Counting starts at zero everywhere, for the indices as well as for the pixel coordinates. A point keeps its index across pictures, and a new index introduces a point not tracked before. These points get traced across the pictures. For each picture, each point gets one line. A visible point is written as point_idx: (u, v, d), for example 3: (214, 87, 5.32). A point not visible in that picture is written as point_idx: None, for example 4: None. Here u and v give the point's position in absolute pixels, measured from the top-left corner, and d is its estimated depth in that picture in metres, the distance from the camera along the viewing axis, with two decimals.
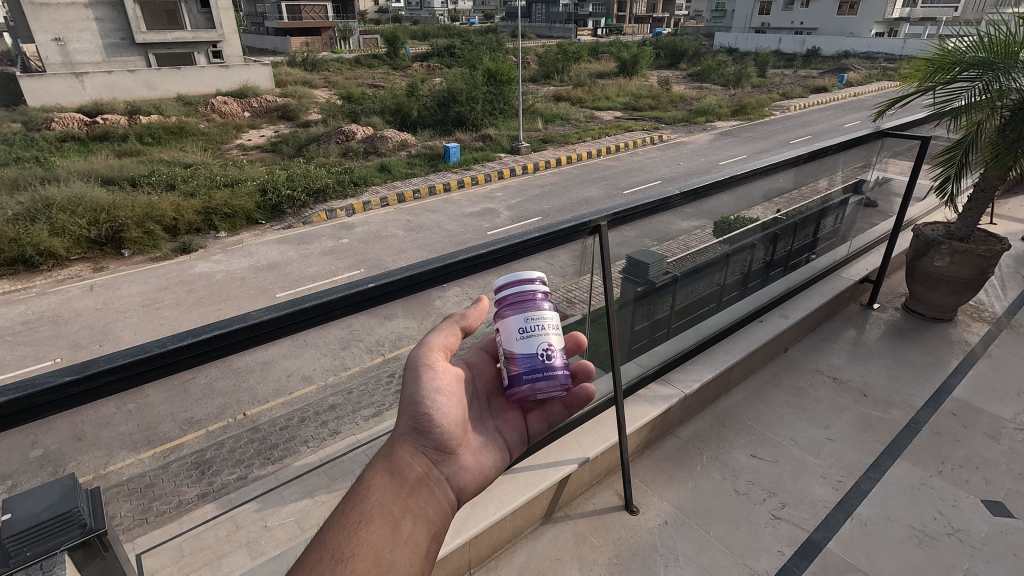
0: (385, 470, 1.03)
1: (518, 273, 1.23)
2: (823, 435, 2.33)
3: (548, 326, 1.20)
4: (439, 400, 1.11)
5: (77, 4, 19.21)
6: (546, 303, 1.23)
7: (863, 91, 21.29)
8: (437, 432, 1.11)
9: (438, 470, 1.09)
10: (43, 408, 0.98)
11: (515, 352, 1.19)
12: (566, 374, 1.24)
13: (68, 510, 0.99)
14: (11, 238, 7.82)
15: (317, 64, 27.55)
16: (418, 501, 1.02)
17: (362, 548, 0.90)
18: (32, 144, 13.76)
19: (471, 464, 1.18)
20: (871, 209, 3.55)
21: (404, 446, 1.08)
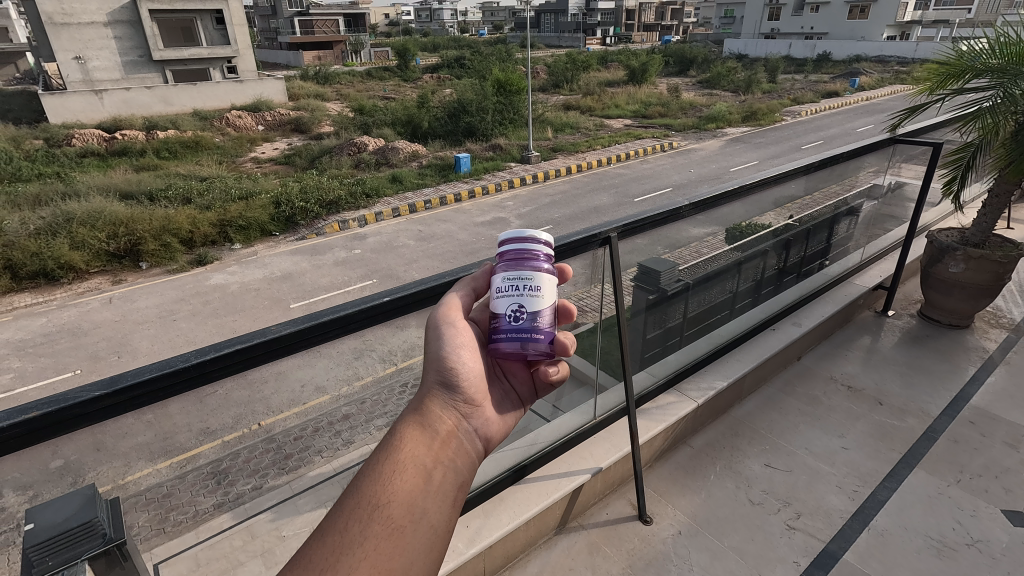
0: (415, 425, 0.99)
1: (521, 233, 1.19)
2: (838, 443, 2.31)
3: (526, 290, 1.13)
4: (462, 354, 1.11)
5: (97, 24, 19.71)
6: (543, 267, 1.16)
7: (876, 95, 21.14)
8: (463, 386, 1.08)
9: (467, 423, 1.05)
10: (77, 419, 1.01)
11: (497, 309, 1.14)
12: (539, 339, 1.14)
13: (89, 520, 1.01)
14: (33, 252, 8.01)
15: (329, 78, 28.00)
16: (449, 450, 0.98)
17: (394, 495, 0.87)
18: (54, 160, 14.11)
19: (497, 418, 1.12)
20: (885, 215, 3.52)
21: (432, 400, 1.04)
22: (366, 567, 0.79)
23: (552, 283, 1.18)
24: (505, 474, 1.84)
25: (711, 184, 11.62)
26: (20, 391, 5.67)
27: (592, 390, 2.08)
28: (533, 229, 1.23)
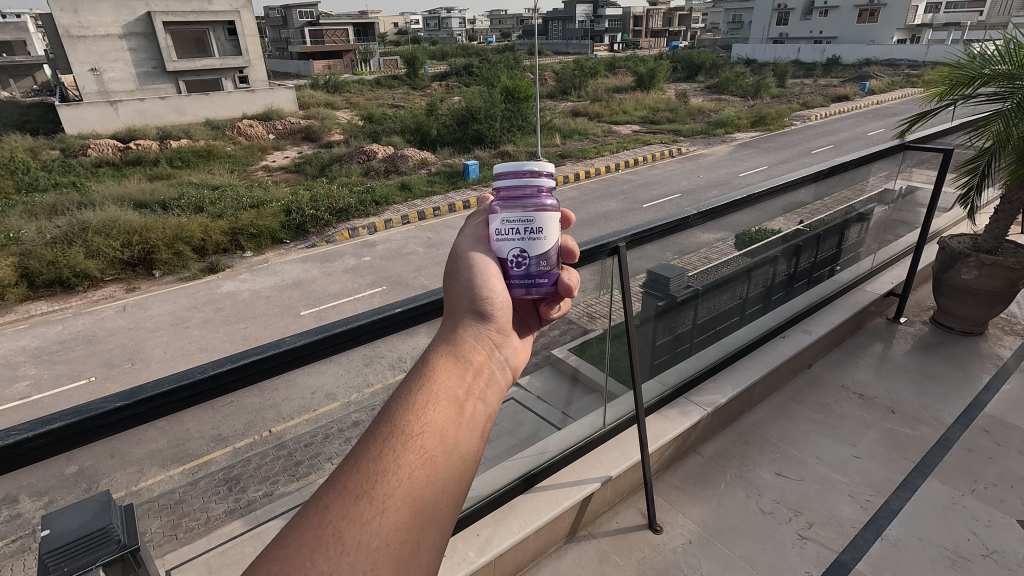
0: (448, 353, 0.97)
1: (520, 170, 1.17)
2: (850, 452, 2.29)
3: (526, 234, 1.13)
4: (494, 284, 1.10)
5: (112, 36, 20.07)
6: (537, 207, 1.15)
7: (886, 99, 21.01)
8: (494, 318, 1.07)
9: (498, 353, 1.05)
10: (100, 430, 1.04)
11: (500, 255, 1.15)
12: (543, 282, 1.16)
13: (104, 527, 1.04)
14: (50, 261, 8.15)
15: (339, 86, 28.31)
16: (480, 380, 0.97)
17: (430, 423, 0.84)
18: (70, 169, 14.36)
19: (522, 350, 1.12)
20: (897, 221, 3.49)
21: (464, 329, 1.03)
22: (403, 494, 0.76)
23: (552, 222, 1.16)
24: (515, 482, 1.85)
25: (721, 189, 11.57)
26: (37, 398, 5.76)
27: (602, 399, 2.09)
28: (533, 163, 1.20)
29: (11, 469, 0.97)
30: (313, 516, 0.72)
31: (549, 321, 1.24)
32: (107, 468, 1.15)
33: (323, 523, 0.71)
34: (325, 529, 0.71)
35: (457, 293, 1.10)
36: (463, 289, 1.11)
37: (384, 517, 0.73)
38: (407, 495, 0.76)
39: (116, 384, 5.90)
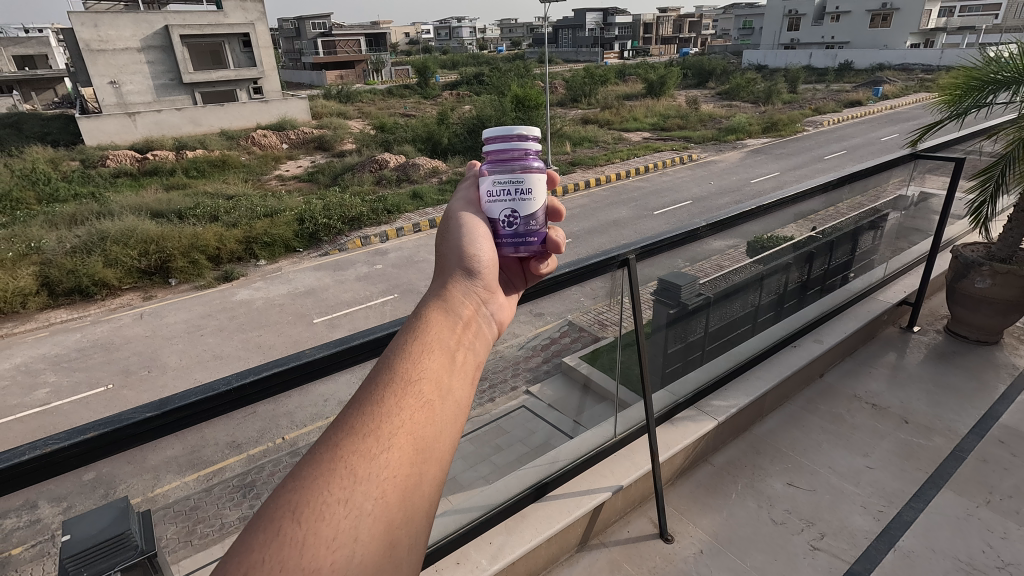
0: (439, 307, 1.01)
1: (511, 132, 1.27)
2: (862, 462, 2.28)
3: (516, 194, 1.22)
4: (479, 243, 1.15)
5: (131, 49, 20.47)
6: (522, 168, 1.25)
7: (900, 104, 20.85)
8: (482, 275, 1.12)
9: (485, 308, 1.09)
10: (128, 439, 1.08)
11: (491, 216, 1.24)
12: (534, 240, 1.26)
13: (124, 531, 1.08)
14: (69, 270, 8.31)
15: (351, 96, 28.67)
16: (470, 332, 1.01)
17: (426, 372, 0.88)
18: (89, 180, 14.64)
19: (508, 306, 1.17)
20: (910, 228, 3.47)
21: (452, 284, 1.07)
22: (406, 431, 0.79)
23: (540, 181, 1.27)
24: (526, 491, 1.87)
25: (732, 196, 11.52)
26: (57, 405, 5.88)
27: (614, 407, 2.10)
28: (519, 127, 1.29)
29: (41, 478, 1.01)
30: (322, 456, 0.75)
31: (537, 277, 1.33)
32: (127, 476, 1.18)
33: (333, 460, 0.74)
34: (335, 466, 0.74)
35: (445, 253, 1.15)
36: (451, 247, 1.16)
37: (389, 452, 0.76)
38: (410, 433, 0.79)
39: (133, 391, 5.99)
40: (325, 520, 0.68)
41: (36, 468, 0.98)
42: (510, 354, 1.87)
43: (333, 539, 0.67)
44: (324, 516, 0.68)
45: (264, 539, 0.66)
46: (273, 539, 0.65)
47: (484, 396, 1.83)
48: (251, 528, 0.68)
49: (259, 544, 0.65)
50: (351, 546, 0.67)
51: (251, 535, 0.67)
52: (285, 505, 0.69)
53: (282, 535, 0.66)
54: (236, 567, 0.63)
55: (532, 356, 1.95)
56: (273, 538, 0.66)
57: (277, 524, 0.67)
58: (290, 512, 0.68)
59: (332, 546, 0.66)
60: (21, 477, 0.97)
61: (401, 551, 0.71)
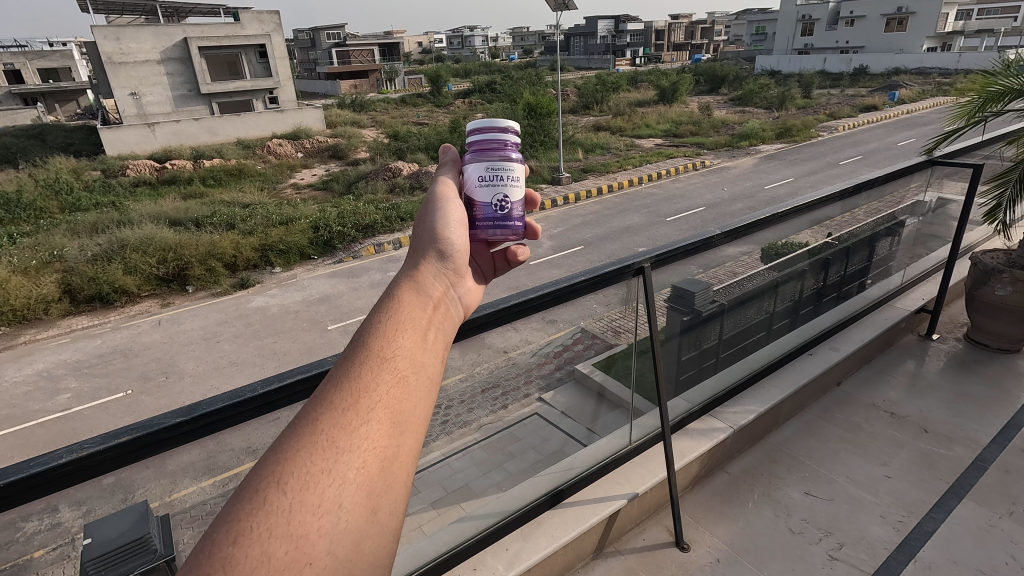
0: (410, 287, 1.05)
1: (494, 125, 1.38)
2: (881, 472, 2.26)
3: (509, 179, 1.36)
4: (453, 228, 1.20)
5: (151, 61, 20.91)
6: (512, 156, 1.38)
7: (916, 108, 20.62)
8: (452, 258, 1.17)
9: (453, 291, 1.14)
10: (159, 444, 1.11)
11: (478, 199, 1.34)
12: (520, 224, 1.38)
13: (143, 537, 1.12)
14: (91, 277, 8.47)
15: (365, 105, 29.04)
16: (440, 313, 1.06)
17: (399, 350, 0.91)
18: (110, 189, 14.95)
19: (475, 290, 1.23)
20: (928, 234, 3.43)
21: (422, 267, 1.12)
22: (385, 405, 0.83)
23: (523, 171, 1.41)
24: (542, 497, 1.88)
25: (747, 202, 11.45)
26: (77, 410, 5.98)
27: (629, 416, 2.11)
28: (500, 121, 1.43)
29: (76, 481, 1.04)
30: (305, 428, 0.77)
31: (511, 264, 1.39)
32: (147, 482, 1.20)
33: (315, 432, 0.77)
34: (317, 438, 0.76)
35: (417, 236, 1.20)
36: (423, 232, 1.21)
37: (370, 424, 0.79)
38: (388, 408, 0.83)
39: (151, 397, 6.08)
40: (312, 489, 0.71)
41: (70, 472, 1.01)
42: (523, 361, 1.88)
43: (319, 506, 0.70)
44: (311, 484, 0.71)
45: (249, 509, 0.68)
46: (259, 508, 0.68)
47: (496, 404, 1.86)
48: (236, 498, 0.70)
49: (246, 513, 0.68)
50: (336, 511, 0.70)
51: (237, 504, 0.69)
52: (272, 475, 0.72)
53: (267, 503, 0.69)
54: (223, 533, 0.66)
55: (545, 363, 1.96)
56: (258, 507, 0.68)
57: (263, 493, 0.69)
58: (276, 481, 0.71)
59: (320, 511, 0.69)
60: (58, 480, 1.01)
61: (382, 516, 0.74)
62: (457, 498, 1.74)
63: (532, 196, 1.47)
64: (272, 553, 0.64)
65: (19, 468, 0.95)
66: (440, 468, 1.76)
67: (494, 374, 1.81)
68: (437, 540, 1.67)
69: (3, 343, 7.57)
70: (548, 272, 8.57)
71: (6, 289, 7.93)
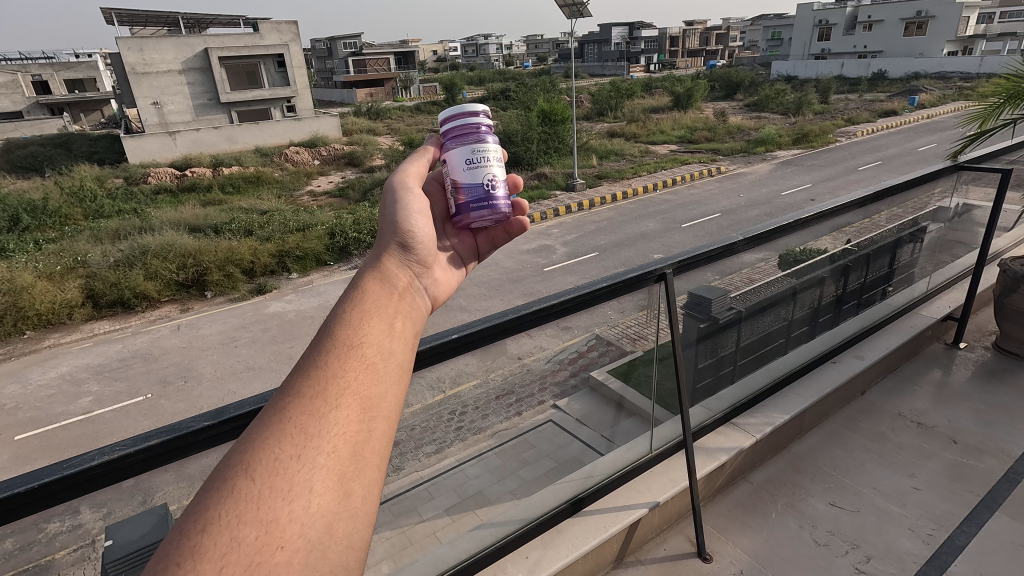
0: (375, 278, 1.07)
1: (465, 111, 1.42)
2: (909, 483, 2.20)
3: (490, 159, 1.40)
4: (415, 218, 1.21)
5: (173, 71, 21.35)
6: (489, 137, 1.42)
7: (937, 112, 20.33)
8: (416, 249, 1.19)
9: (418, 282, 1.16)
10: (192, 446, 1.12)
11: (464, 183, 1.38)
12: (506, 205, 1.43)
13: (158, 540, 1.26)
14: (113, 283, 8.63)
15: (380, 113, 29.38)
16: (406, 301, 1.07)
17: (366, 338, 0.92)
18: (132, 197, 15.23)
19: (445, 281, 1.25)
20: (952, 241, 3.37)
21: (384, 260, 1.14)
22: (354, 392, 0.83)
23: (498, 151, 1.45)
24: (562, 505, 1.87)
25: (763, 209, 11.35)
26: (99, 413, 6.08)
27: (649, 425, 2.08)
28: (469, 106, 1.47)
29: (110, 482, 1.05)
30: (271, 417, 0.78)
31: (501, 245, 1.47)
32: (166, 484, 1.20)
33: (283, 420, 0.77)
34: (284, 426, 0.76)
35: (381, 229, 1.21)
36: (386, 225, 1.21)
37: (339, 410, 0.80)
38: (357, 394, 0.83)
39: (170, 401, 6.17)
40: (280, 474, 0.72)
41: (103, 473, 1.02)
42: (537, 368, 1.87)
43: (288, 491, 0.70)
44: (280, 470, 0.72)
45: (219, 497, 0.69)
46: (228, 495, 0.69)
47: (511, 410, 1.84)
48: (204, 488, 0.71)
49: (217, 500, 0.68)
50: (307, 495, 0.71)
51: (205, 495, 0.70)
52: (241, 463, 0.73)
53: (235, 491, 0.69)
54: (190, 524, 0.66)
55: (559, 370, 1.94)
56: (227, 494, 0.69)
57: (233, 481, 0.70)
58: (245, 469, 0.72)
59: (290, 495, 0.70)
60: (90, 482, 1.02)
61: (355, 499, 0.75)
62: (471, 505, 1.76)
63: (517, 177, 1.52)
64: (242, 538, 0.64)
65: (53, 470, 0.97)
66: (455, 474, 1.77)
67: (509, 381, 1.79)
68: (456, 546, 1.68)
69: (28, 347, 7.73)
70: (563, 278, 8.55)
71: (32, 295, 8.12)
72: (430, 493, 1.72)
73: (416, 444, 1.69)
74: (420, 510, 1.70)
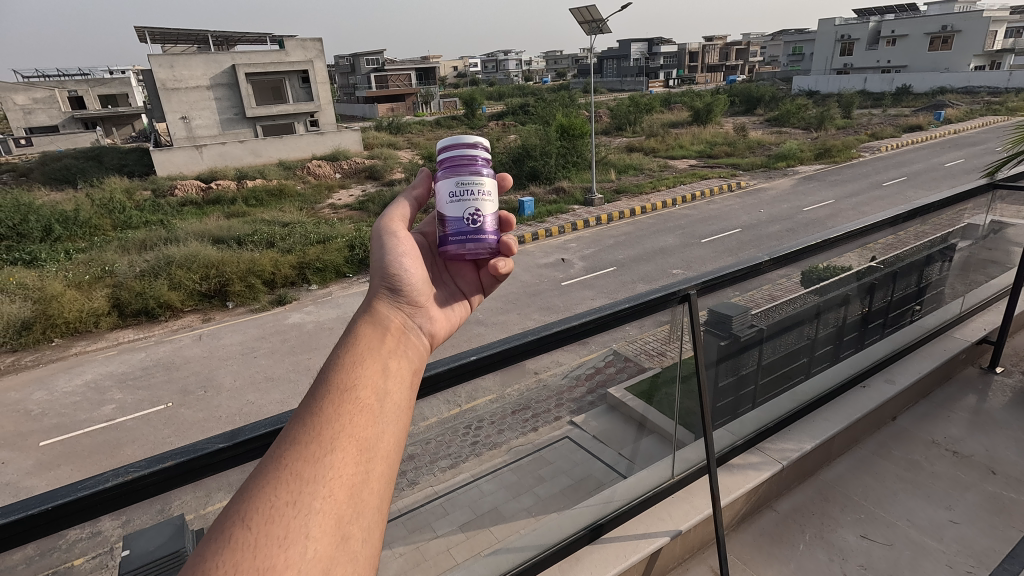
0: (367, 321, 1.08)
1: (462, 142, 1.41)
2: (945, 516, 2.11)
3: (480, 193, 1.38)
4: (405, 261, 1.21)
5: (201, 87, 21.93)
6: (484, 170, 1.41)
7: (964, 127, 19.91)
8: (406, 290, 1.19)
9: (412, 320, 1.16)
10: (206, 468, 1.10)
11: (451, 216, 1.37)
12: (494, 241, 1.41)
13: (178, 550, 1.27)
14: (138, 292, 8.80)
15: (401, 128, 29.82)
16: (400, 342, 1.07)
17: (361, 380, 0.92)
18: (159, 208, 15.61)
19: (442, 318, 1.24)
20: (986, 260, 3.27)
21: (376, 303, 1.14)
22: (350, 434, 0.83)
23: (494, 184, 1.43)
24: (581, 532, 1.81)
25: (785, 224, 11.18)
26: (121, 421, 6.15)
27: (670, 446, 2.03)
28: (470, 139, 1.47)
29: (126, 504, 1.04)
30: (268, 467, 0.77)
31: (494, 282, 1.43)
32: (183, 495, 1.18)
33: (279, 468, 0.77)
34: (280, 474, 0.76)
35: (373, 270, 1.22)
36: (376, 268, 1.22)
37: (335, 454, 0.80)
38: (353, 436, 0.83)
39: (190, 410, 6.23)
40: (277, 521, 0.71)
41: (119, 495, 1.01)
42: (553, 383, 1.84)
43: (284, 538, 0.70)
44: (275, 518, 0.71)
45: (216, 546, 0.68)
46: (225, 544, 0.68)
47: (527, 425, 1.81)
48: (207, 536, 0.70)
49: (213, 550, 0.67)
50: (303, 542, 0.70)
51: (204, 543, 0.69)
52: (238, 512, 0.72)
53: (232, 539, 0.68)
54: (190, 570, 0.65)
55: (575, 386, 1.92)
56: (224, 544, 0.68)
57: (230, 531, 0.70)
58: (242, 518, 0.71)
59: (285, 542, 0.69)
60: (105, 503, 1.01)
61: (354, 543, 0.74)
62: (486, 522, 1.74)
63: (508, 217, 1.49)
64: None
65: (70, 490, 0.97)
66: (469, 490, 1.75)
67: (525, 396, 1.77)
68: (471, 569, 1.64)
69: (55, 355, 7.89)
70: (580, 292, 8.50)
71: (60, 303, 8.33)
72: (445, 508, 1.70)
73: (432, 457, 1.66)
74: (434, 526, 1.67)
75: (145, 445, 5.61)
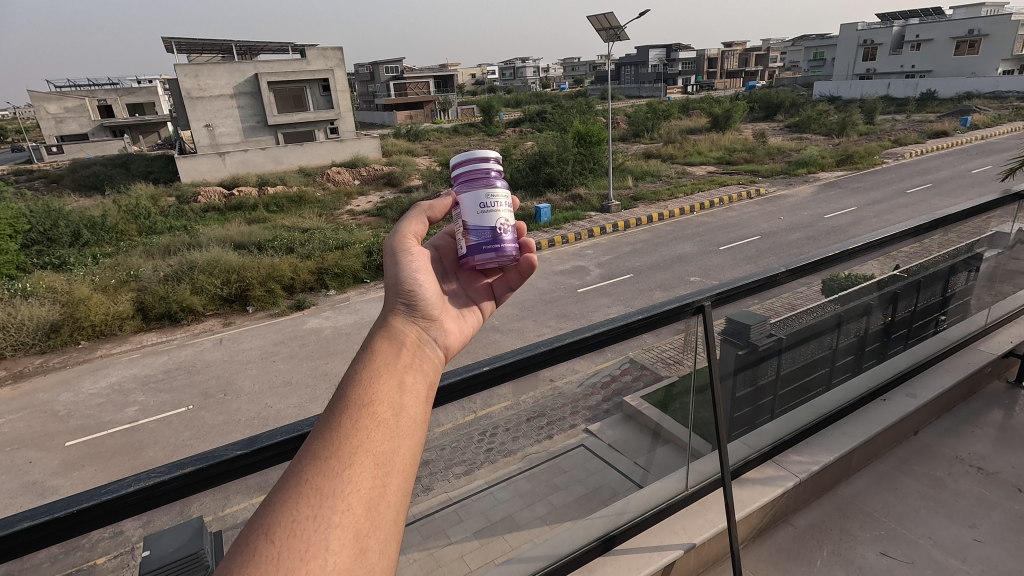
0: (384, 336, 1.09)
1: (473, 156, 1.44)
2: (970, 535, 2.06)
3: (498, 202, 1.42)
4: (420, 277, 1.22)
5: (224, 96, 22.43)
6: (498, 181, 1.44)
7: (991, 133, 19.46)
8: (421, 305, 1.20)
9: (427, 334, 1.17)
10: (221, 475, 1.12)
11: (472, 226, 1.39)
12: (514, 249, 1.43)
13: (195, 551, 1.25)
14: (162, 296, 8.98)
15: (419, 135, 30.12)
16: (415, 356, 1.09)
17: (378, 395, 0.94)
18: (183, 214, 15.96)
19: (456, 332, 1.25)
20: (1013, 270, 3.19)
21: (392, 319, 1.16)
22: (367, 449, 0.85)
23: (507, 194, 1.46)
24: (593, 543, 1.78)
25: (805, 232, 11.01)
26: (143, 422, 6.27)
27: (686, 456, 2.01)
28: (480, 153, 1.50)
29: (146, 508, 1.07)
30: (290, 481, 0.79)
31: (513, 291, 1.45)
32: (202, 497, 1.20)
33: (300, 483, 0.79)
34: (301, 488, 0.78)
35: (388, 287, 1.23)
36: (391, 284, 1.23)
37: (352, 469, 0.82)
38: (370, 451, 0.85)
39: (210, 413, 6.34)
40: (299, 535, 0.72)
41: (139, 500, 1.04)
42: (569, 391, 1.84)
43: (305, 552, 0.71)
44: (297, 531, 0.73)
45: (240, 557, 0.70)
46: (248, 558, 0.69)
47: (542, 433, 1.82)
48: (233, 547, 0.72)
49: (236, 562, 0.69)
50: (323, 553, 0.71)
51: (230, 553, 0.71)
52: (262, 525, 0.74)
53: (256, 553, 0.70)
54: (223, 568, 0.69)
55: (592, 394, 1.91)
56: (248, 557, 0.69)
57: (252, 544, 0.71)
58: (265, 532, 0.73)
59: (306, 556, 0.70)
60: (127, 508, 1.04)
61: (371, 555, 0.75)
62: (500, 529, 1.74)
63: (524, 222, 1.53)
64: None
65: (92, 494, 0.99)
66: (483, 497, 1.75)
67: (540, 403, 1.77)
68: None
69: (82, 357, 8.09)
70: (596, 300, 8.48)
71: (87, 306, 8.54)
72: (459, 515, 1.70)
73: (446, 464, 1.68)
74: (449, 532, 1.67)
75: (166, 447, 5.72)
